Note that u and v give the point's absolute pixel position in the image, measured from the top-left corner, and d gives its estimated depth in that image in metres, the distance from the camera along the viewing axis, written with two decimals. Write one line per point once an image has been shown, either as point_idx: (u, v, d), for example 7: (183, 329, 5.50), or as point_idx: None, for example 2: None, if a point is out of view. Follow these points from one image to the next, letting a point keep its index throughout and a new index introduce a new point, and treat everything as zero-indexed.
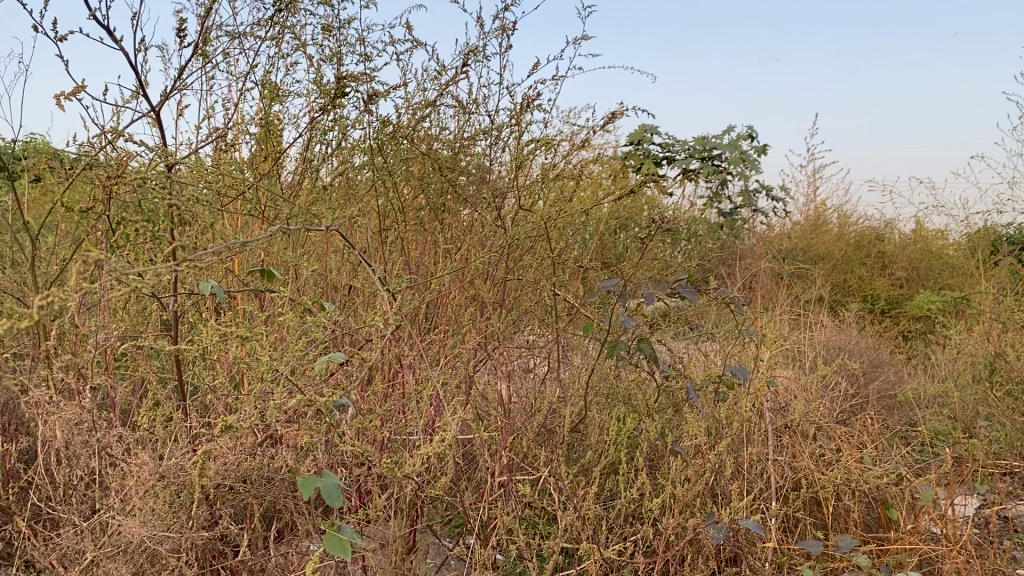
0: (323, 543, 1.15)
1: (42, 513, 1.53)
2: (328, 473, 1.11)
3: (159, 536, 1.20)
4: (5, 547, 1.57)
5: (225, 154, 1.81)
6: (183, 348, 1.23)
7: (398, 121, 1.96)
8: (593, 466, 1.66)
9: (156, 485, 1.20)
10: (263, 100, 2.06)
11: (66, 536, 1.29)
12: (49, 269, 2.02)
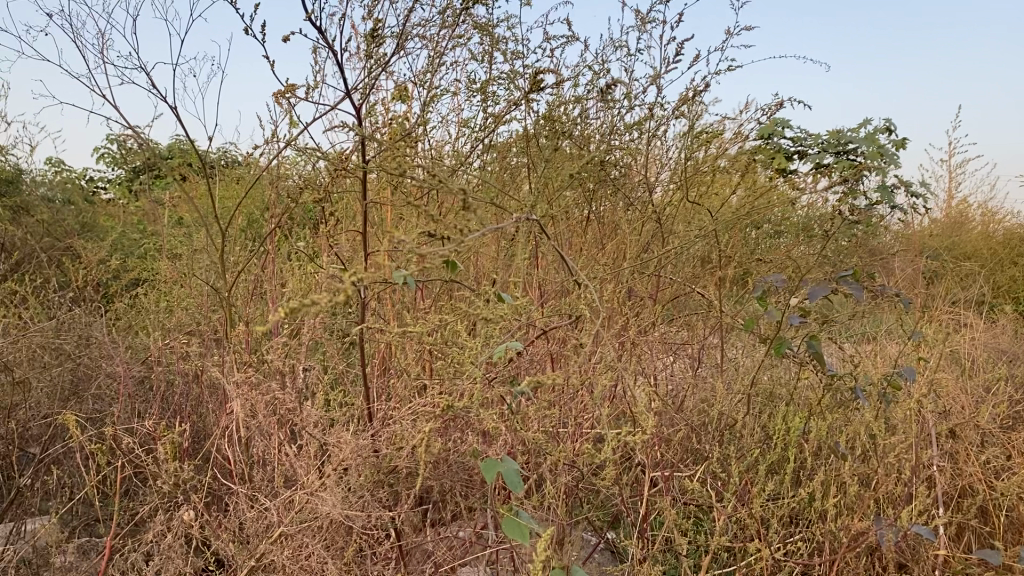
0: (503, 527, 1.17)
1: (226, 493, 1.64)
2: (510, 457, 1.13)
3: (349, 515, 1.26)
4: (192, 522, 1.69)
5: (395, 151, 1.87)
6: (374, 337, 1.29)
7: (558, 117, 1.97)
8: (756, 465, 1.63)
9: (348, 465, 1.27)
10: (419, 97, 2.12)
11: (262, 511, 1.38)
12: (223, 263, 2.14)
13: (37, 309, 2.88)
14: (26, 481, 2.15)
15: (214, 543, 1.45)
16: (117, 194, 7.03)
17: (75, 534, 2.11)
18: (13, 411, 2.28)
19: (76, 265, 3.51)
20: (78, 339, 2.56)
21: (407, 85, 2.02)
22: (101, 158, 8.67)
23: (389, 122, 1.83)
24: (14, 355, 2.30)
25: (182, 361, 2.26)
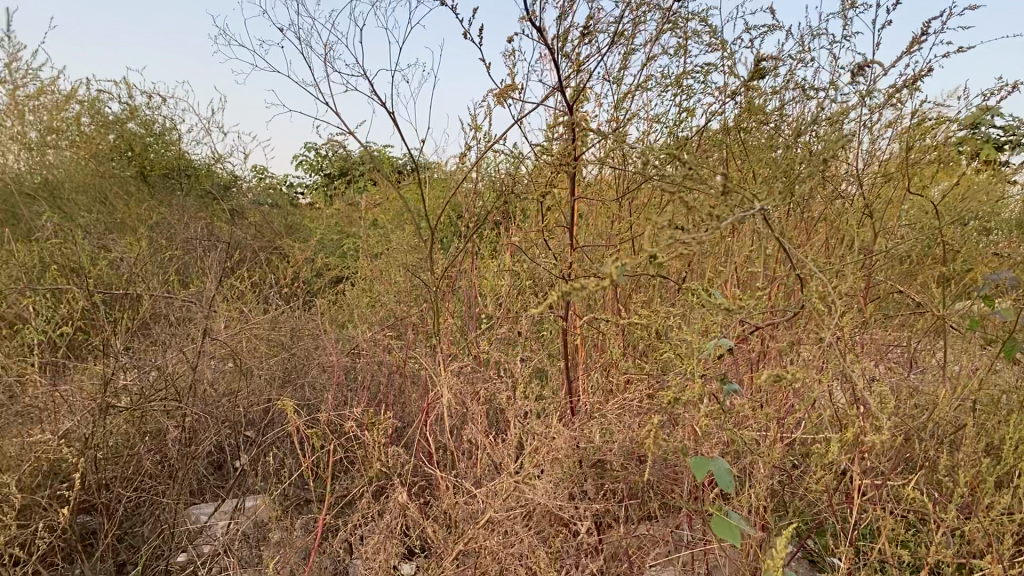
0: (710, 528, 1.14)
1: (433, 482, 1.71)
2: (720, 456, 1.10)
3: (556, 504, 1.29)
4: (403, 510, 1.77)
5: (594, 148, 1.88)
6: (586, 332, 1.31)
7: (761, 110, 1.92)
8: (981, 477, 1.52)
9: (557, 454, 1.31)
10: (614, 93, 2.13)
11: (471, 498, 1.43)
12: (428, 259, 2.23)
13: (255, 304, 3.14)
14: (248, 460, 2.35)
15: (425, 526, 1.52)
16: (317, 198, 7.52)
17: (289, 513, 2.29)
18: (238, 394, 2.51)
19: (286, 264, 3.80)
20: (292, 332, 2.77)
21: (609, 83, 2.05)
22: (300, 165, 9.30)
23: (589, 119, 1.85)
24: (240, 343, 2.52)
25: (386, 355, 2.40)
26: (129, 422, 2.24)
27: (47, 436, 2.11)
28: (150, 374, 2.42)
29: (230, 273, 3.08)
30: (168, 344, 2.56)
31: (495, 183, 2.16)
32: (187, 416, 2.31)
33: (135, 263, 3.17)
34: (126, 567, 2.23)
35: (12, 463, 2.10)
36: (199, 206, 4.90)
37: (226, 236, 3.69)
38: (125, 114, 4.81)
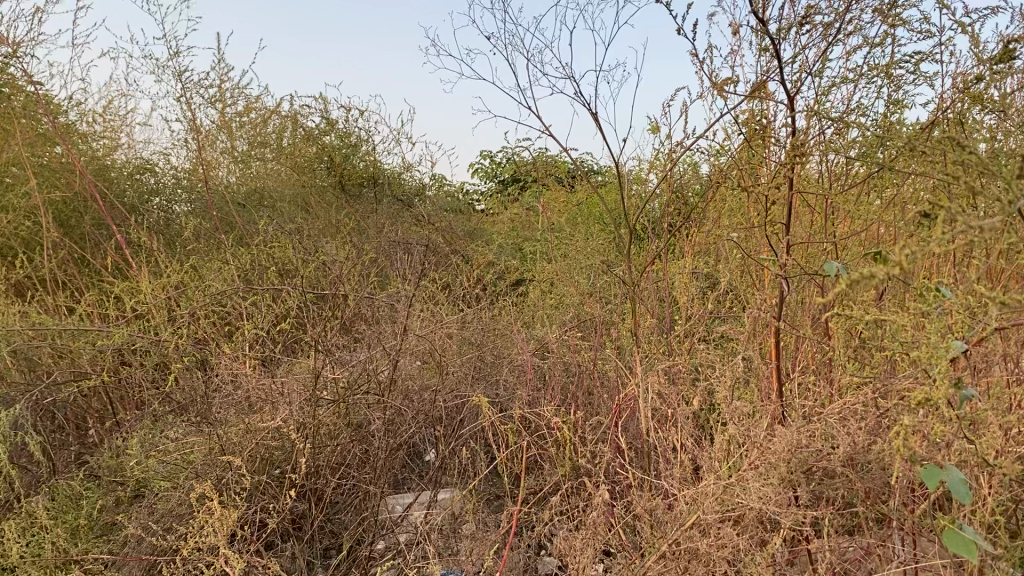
0: (941, 540, 1.08)
1: (632, 483, 1.73)
2: (954, 465, 1.03)
3: (770, 507, 1.27)
4: (606, 508, 1.79)
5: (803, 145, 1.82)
6: (809, 332, 1.26)
7: (984, 98, 1.79)
8: None
9: (773, 458, 1.29)
10: (817, 86, 2.05)
11: (678, 498, 1.43)
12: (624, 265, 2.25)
13: (444, 305, 3.27)
14: (443, 454, 2.46)
15: (630, 523, 1.54)
16: (491, 204, 7.72)
17: (482, 507, 2.37)
18: (434, 390, 2.62)
19: (471, 267, 3.93)
20: (483, 333, 2.87)
21: (815, 76, 1.97)
22: (475, 171, 9.62)
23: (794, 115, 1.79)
24: (438, 341, 2.63)
25: (576, 355, 2.44)
26: (338, 414, 2.39)
27: (267, 424, 2.29)
28: (355, 370, 2.58)
29: (422, 275, 3.22)
30: (369, 341, 2.72)
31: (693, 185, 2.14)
32: (391, 410, 2.45)
33: (335, 265, 3.38)
34: (331, 551, 2.39)
35: (237, 448, 2.29)
36: (387, 212, 5.15)
37: (415, 241, 3.86)
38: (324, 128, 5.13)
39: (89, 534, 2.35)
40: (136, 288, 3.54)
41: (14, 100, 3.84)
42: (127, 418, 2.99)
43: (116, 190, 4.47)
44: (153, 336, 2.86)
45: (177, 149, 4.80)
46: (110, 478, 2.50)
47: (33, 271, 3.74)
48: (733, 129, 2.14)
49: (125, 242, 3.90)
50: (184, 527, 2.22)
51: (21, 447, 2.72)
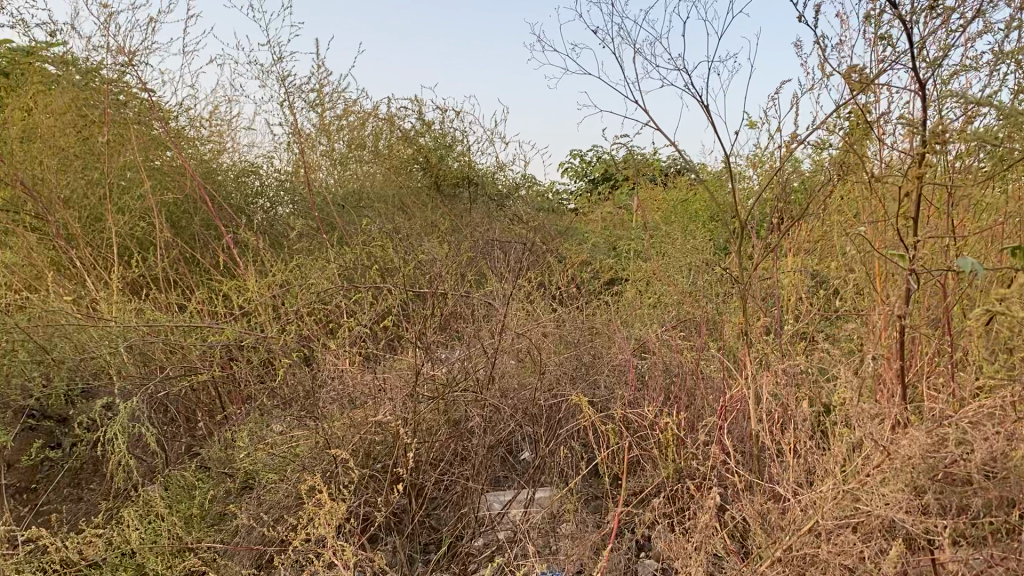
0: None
1: (747, 490, 1.69)
2: None
3: (900, 511, 1.23)
4: (717, 513, 1.76)
5: (934, 138, 1.74)
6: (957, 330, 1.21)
7: None
8: None
9: (905, 460, 1.25)
10: (946, 77, 1.95)
11: (800, 503, 1.40)
12: (736, 264, 2.20)
13: (541, 304, 3.26)
14: (543, 453, 2.46)
15: (746, 527, 1.51)
16: (582, 203, 7.69)
17: (582, 507, 2.36)
18: (533, 388, 2.62)
19: (566, 266, 3.91)
20: (582, 333, 2.85)
21: (941, 65, 1.88)
22: (566, 171, 9.61)
23: (929, 107, 1.71)
24: (538, 340, 2.63)
25: (680, 356, 2.40)
26: (439, 410, 2.42)
27: (371, 419, 2.34)
28: (456, 367, 2.60)
29: (520, 274, 3.23)
30: (470, 340, 2.74)
31: (809, 180, 2.09)
32: (493, 408, 2.46)
33: (433, 264, 3.41)
34: (431, 545, 2.42)
35: (342, 442, 2.34)
36: (482, 212, 5.18)
37: (511, 241, 3.87)
38: (421, 130, 5.21)
39: (201, 522, 2.44)
40: (243, 286, 3.65)
41: (130, 106, 4.02)
42: (235, 412, 3.09)
43: (224, 192, 4.64)
44: (260, 333, 2.95)
45: (280, 151, 4.94)
46: (221, 470, 2.59)
47: (147, 269, 3.91)
48: (851, 122, 2.07)
49: (231, 242, 4.04)
50: (291, 518, 2.29)
51: (138, 438, 2.85)
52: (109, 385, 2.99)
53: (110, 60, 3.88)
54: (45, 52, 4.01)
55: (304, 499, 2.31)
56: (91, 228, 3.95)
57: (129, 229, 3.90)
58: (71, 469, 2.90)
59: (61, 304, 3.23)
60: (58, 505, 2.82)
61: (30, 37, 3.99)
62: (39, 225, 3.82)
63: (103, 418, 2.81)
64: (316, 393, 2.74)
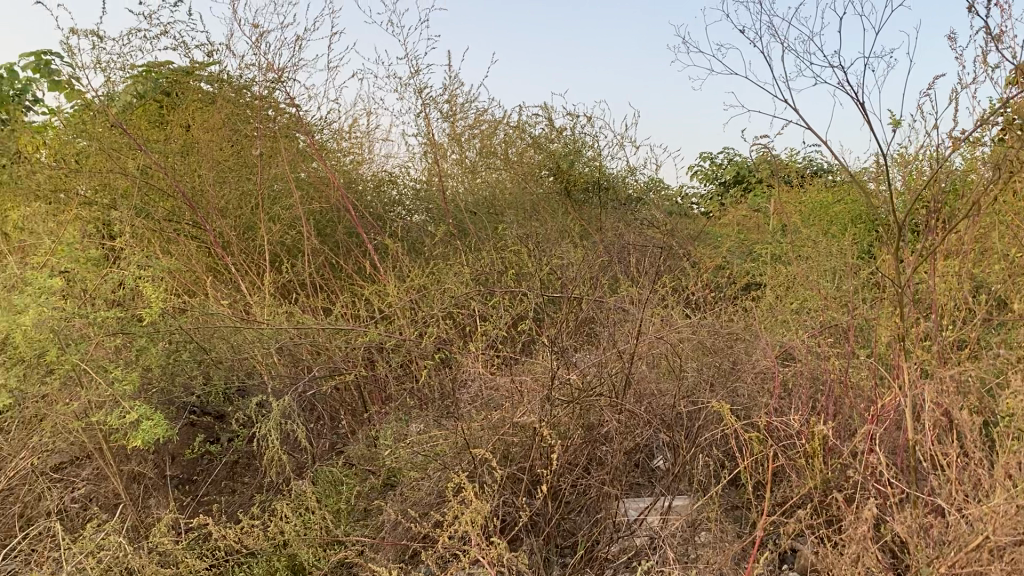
0: None
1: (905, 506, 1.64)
2: None
3: None
4: (872, 527, 1.72)
5: None
6: None
7: None
8: None
9: None
10: None
11: (969, 521, 1.35)
12: (894, 268, 2.12)
13: (677, 309, 3.23)
14: (681, 459, 2.43)
15: (909, 546, 1.46)
16: (712, 207, 7.55)
17: (721, 516, 2.32)
18: (670, 395, 2.61)
19: (700, 271, 3.85)
20: (721, 338, 2.81)
21: None
22: (696, 174, 9.51)
23: None
24: (675, 345, 2.62)
25: (825, 364, 2.34)
26: (574, 414, 2.44)
27: (511, 422, 2.39)
28: (593, 372, 2.62)
29: (656, 279, 3.21)
30: (606, 344, 2.75)
31: (974, 178, 1.99)
32: (629, 414, 2.46)
33: (568, 269, 3.44)
34: (566, 549, 2.44)
35: (482, 443, 2.40)
36: (612, 217, 5.17)
37: (645, 245, 3.85)
38: (553, 137, 5.27)
39: (348, 517, 2.55)
40: (384, 291, 3.79)
41: (279, 121, 4.25)
42: (377, 412, 3.21)
43: (365, 201, 4.84)
44: (401, 336, 3.06)
45: (415, 161, 5.09)
46: (366, 467, 2.71)
47: (294, 275, 4.11)
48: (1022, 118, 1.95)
49: (372, 248, 4.21)
50: (434, 516, 2.35)
51: (289, 435, 3.00)
52: (262, 384, 3.18)
53: (261, 77, 4.12)
54: (201, 72, 4.30)
55: (446, 498, 2.38)
56: (243, 237, 4.20)
57: (277, 237, 4.11)
58: (227, 463, 3.10)
59: (219, 307, 3.45)
60: (217, 497, 3.01)
61: (190, 58, 4.29)
62: (198, 234, 4.09)
63: (257, 415, 2.98)
64: (455, 395, 2.82)
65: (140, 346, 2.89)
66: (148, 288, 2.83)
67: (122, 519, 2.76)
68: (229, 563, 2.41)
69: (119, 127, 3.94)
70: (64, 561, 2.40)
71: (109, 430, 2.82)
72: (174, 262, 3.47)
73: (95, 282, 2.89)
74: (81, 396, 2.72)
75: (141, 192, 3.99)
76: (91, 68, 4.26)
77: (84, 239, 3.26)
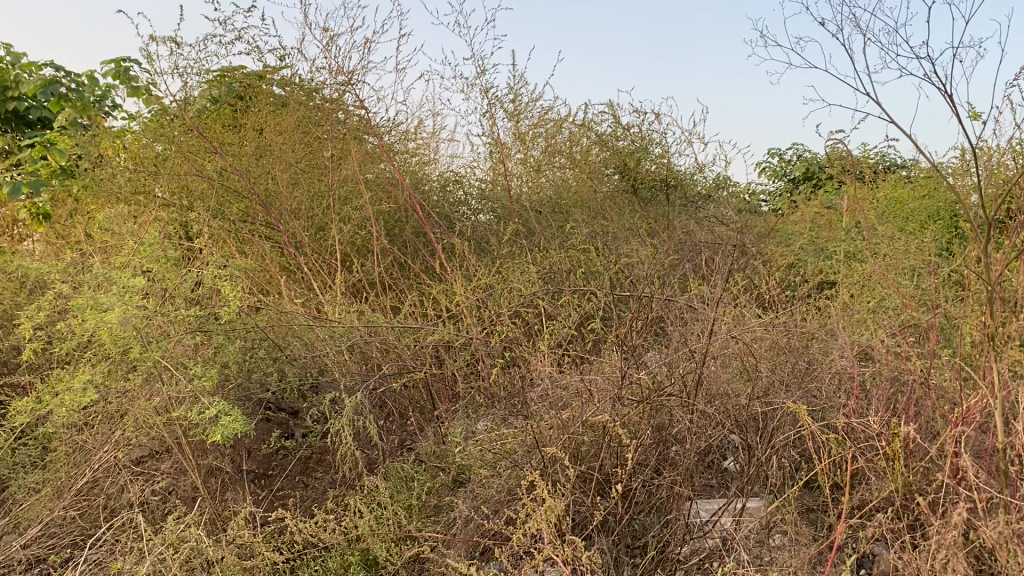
0: None
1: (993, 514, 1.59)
2: None
3: None
4: (958, 534, 1.67)
5: None
6: None
7: None
8: None
9: None
10: None
11: None
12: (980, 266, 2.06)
13: (748, 308, 3.18)
14: (755, 461, 2.40)
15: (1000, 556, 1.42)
16: (781, 205, 7.41)
17: (796, 519, 2.28)
18: (742, 396, 2.57)
19: (772, 270, 3.79)
20: (795, 338, 2.76)
21: None
22: (763, 170, 9.36)
23: None
24: (749, 345, 2.58)
25: (905, 364, 2.28)
26: (645, 414, 2.43)
27: (581, 421, 2.38)
28: (664, 371, 2.60)
29: (727, 277, 3.17)
30: (677, 343, 2.72)
31: None
32: (701, 414, 2.43)
33: (637, 268, 3.42)
34: (635, 549, 2.42)
35: (552, 442, 2.40)
36: (680, 216, 5.12)
37: (715, 244, 3.81)
38: (619, 134, 5.24)
39: (419, 513, 2.58)
40: (452, 290, 3.83)
41: (348, 123, 4.32)
42: (446, 410, 3.24)
43: (431, 201, 4.89)
44: (470, 334, 3.07)
45: (481, 161, 5.12)
46: (437, 464, 2.73)
47: (363, 275, 4.17)
48: None
49: (440, 248, 4.25)
50: (505, 513, 2.36)
51: (361, 432, 3.04)
52: (334, 381, 3.24)
53: (331, 80, 4.19)
54: (273, 76, 4.39)
55: (516, 495, 2.39)
56: (314, 237, 4.27)
57: (347, 237, 4.18)
58: (301, 459, 3.17)
59: (292, 306, 3.52)
60: (291, 491, 3.08)
61: (262, 62, 4.39)
62: (270, 234, 4.19)
63: (330, 411, 3.03)
64: (525, 393, 2.83)
65: (218, 343, 2.97)
66: (226, 287, 2.91)
67: (200, 511, 2.84)
68: (304, 557, 2.46)
69: (196, 131, 4.06)
70: (148, 552, 2.48)
71: (189, 426, 2.90)
72: (249, 262, 3.55)
73: (175, 281, 2.97)
74: (162, 391, 2.81)
75: (216, 194, 4.10)
76: (169, 73, 4.39)
77: (164, 239, 3.36)
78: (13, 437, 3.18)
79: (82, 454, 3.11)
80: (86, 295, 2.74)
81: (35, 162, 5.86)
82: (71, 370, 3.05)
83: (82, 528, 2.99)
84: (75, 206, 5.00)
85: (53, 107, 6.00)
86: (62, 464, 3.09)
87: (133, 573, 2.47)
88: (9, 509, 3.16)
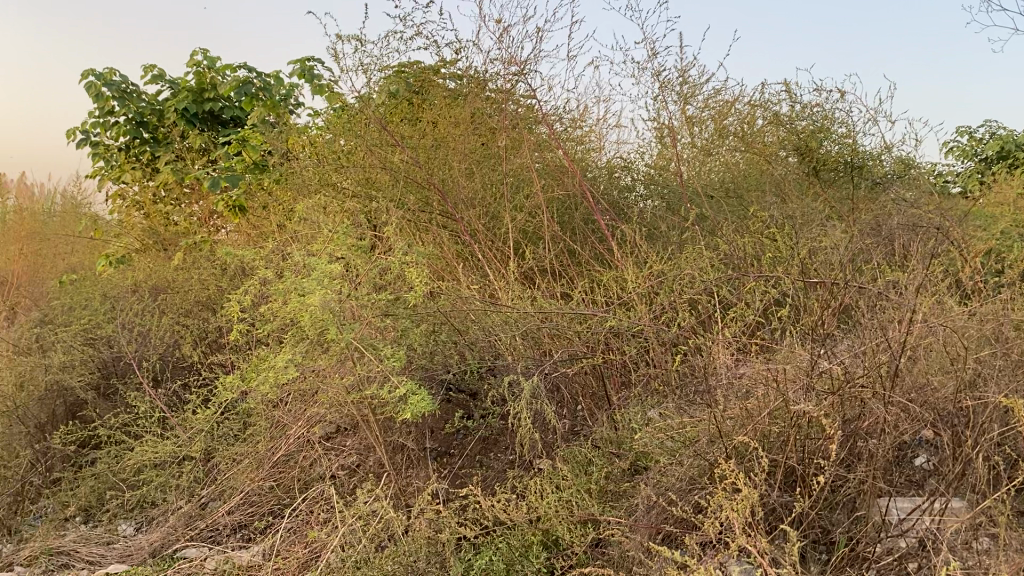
0: None
1: None
2: None
3: None
4: None
5: None
6: None
7: None
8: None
9: None
10: None
11: None
12: None
13: (947, 296, 2.97)
14: (959, 458, 2.25)
15: None
16: (974, 186, 6.88)
17: (1007, 521, 2.12)
18: (945, 389, 2.41)
19: (972, 255, 3.53)
20: (1004, 328, 2.56)
21: None
22: (951, 149, 8.71)
23: None
24: (952, 336, 2.41)
25: None
26: (837, 405, 2.32)
27: (768, 410, 2.32)
28: (857, 361, 2.48)
29: (924, 264, 2.98)
30: (872, 332, 2.59)
31: None
32: (899, 407, 2.30)
33: (822, 254, 3.28)
34: (822, 546, 2.31)
35: (737, 431, 2.34)
36: (863, 199, 4.86)
37: (907, 228, 3.59)
38: (798, 115, 5.03)
39: (598, 496, 2.59)
40: (626, 276, 3.81)
41: (520, 111, 4.38)
42: (620, 396, 3.24)
43: (601, 187, 4.88)
44: (648, 321, 3.05)
45: (651, 146, 5.05)
46: (615, 449, 2.74)
47: (535, 261, 4.23)
48: None
49: (610, 234, 4.25)
50: (688, 500, 2.33)
51: (538, 415, 3.08)
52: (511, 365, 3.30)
53: (504, 71, 4.26)
54: (449, 68, 4.51)
55: (699, 483, 2.35)
56: (488, 224, 4.37)
57: (519, 224, 4.25)
58: (479, 440, 3.26)
59: (469, 291, 3.62)
60: (470, 470, 3.17)
61: (440, 56, 4.52)
62: (447, 222, 4.32)
63: (508, 395, 3.09)
64: (705, 381, 2.78)
65: (404, 326, 3.09)
66: (413, 273, 3.03)
67: (387, 485, 2.97)
68: (490, 535, 2.54)
69: (378, 124, 4.25)
70: (342, 522, 2.63)
71: (378, 404, 3.05)
72: (429, 249, 3.68)
73: (365, 267, 3.13)
74: (354, 371, 2.95)
75: (397, 184, 4.26)
76: (354, 69, 4.61)
77: (352, 227, 3.54)
78: (219, 410, 3.45)
79: (279, 428, 3.33)
80: (289, 281, 2.93)
81: (230, 157, 6.31)
82: (271, 350, 3.27)
83: (279, 497, 3.20)
84: (266, 198, 5.36)
85: (245, 106, 6.43)
86: (262, 437, 3.33)
87: (329, 540, 2.63)
88: (216, 476, 3.44)
